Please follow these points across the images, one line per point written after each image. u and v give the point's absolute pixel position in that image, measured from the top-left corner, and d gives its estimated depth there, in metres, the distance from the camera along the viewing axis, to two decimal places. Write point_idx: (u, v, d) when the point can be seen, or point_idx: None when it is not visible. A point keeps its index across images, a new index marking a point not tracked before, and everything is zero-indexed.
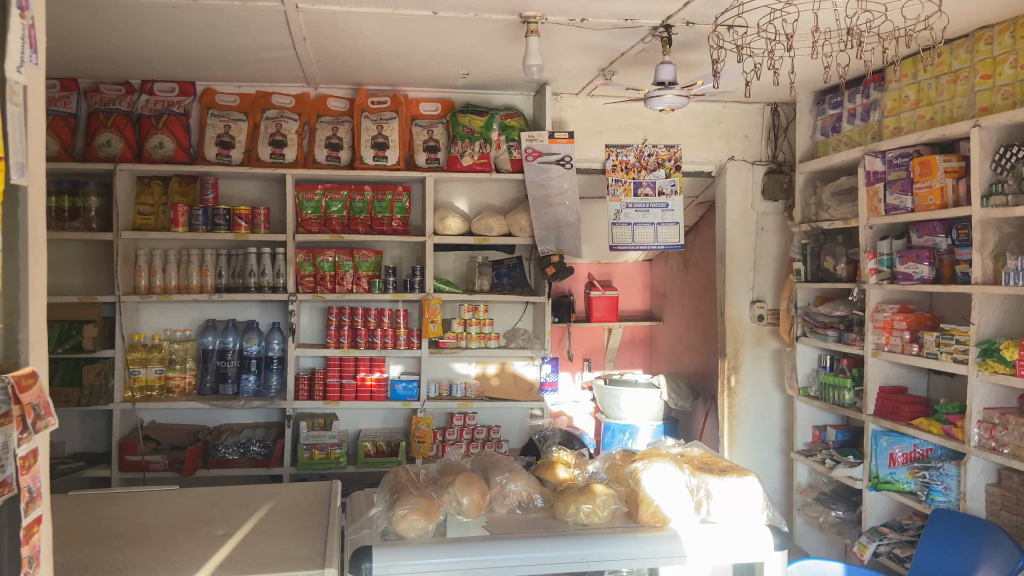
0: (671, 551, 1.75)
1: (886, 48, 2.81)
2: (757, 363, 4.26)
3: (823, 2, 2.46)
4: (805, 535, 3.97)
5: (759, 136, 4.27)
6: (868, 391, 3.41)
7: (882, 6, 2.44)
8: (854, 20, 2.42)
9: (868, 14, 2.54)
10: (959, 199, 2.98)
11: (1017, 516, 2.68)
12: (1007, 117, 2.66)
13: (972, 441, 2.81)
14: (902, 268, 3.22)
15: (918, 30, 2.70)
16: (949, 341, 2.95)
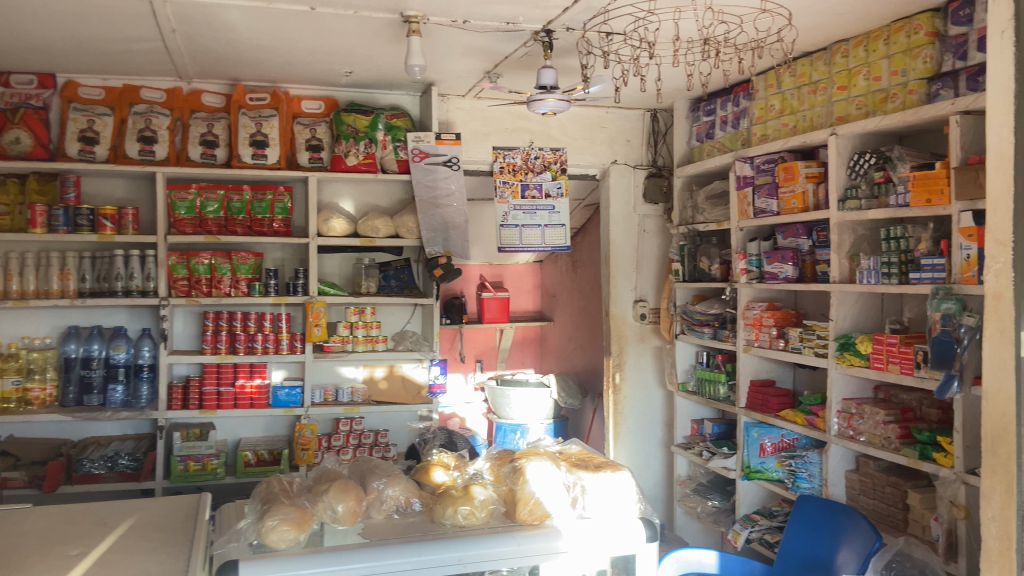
0: (546, 548, 1.78)
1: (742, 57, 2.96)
2: (640, 360, 4.39)
3: (683, 12, 2.56)
4: (685, 525, 4.13)
5: (640, 141, 4.41)
6: (741, 385, 3.58)
7: (737, 18, 2.58)
8: (711, 31, 2.54)
9: (725, 26, 2.68)
10: (819, 203, 3.18)
11: (874, 500, 2.87)
12: (861, 126, 2.86)
13: (832, 430, 3.00)
14: (768, 268, 3.43)
15: (770, 41, 2.87)
16: (811, 336, 3.14)
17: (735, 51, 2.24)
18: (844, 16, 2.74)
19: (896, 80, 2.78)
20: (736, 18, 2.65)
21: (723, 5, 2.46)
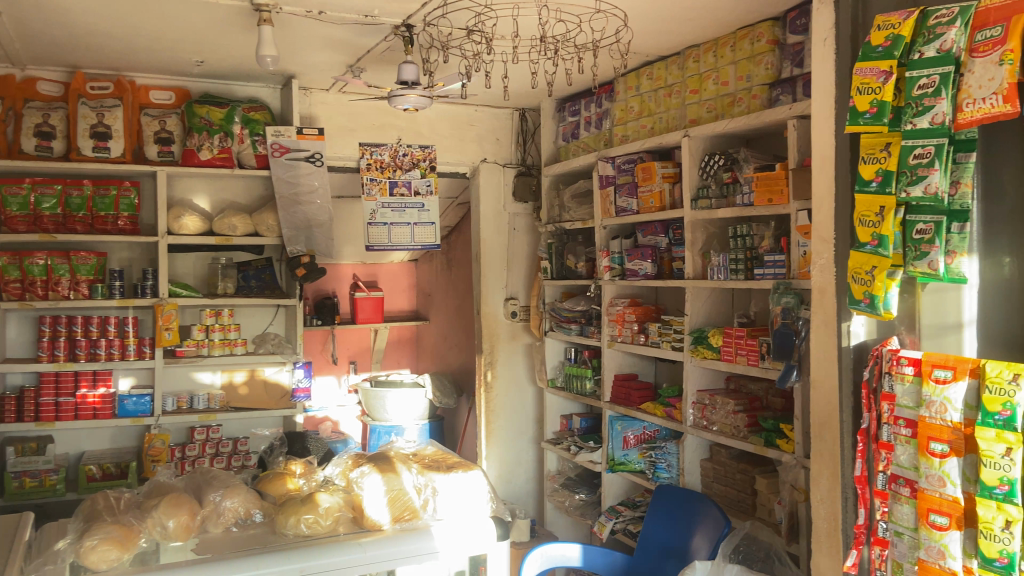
0: (418, 549, 1.76)
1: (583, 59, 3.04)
2: (511, 358, 4.41)
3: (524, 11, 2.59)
4: (555, 519, 4.19)
5: (509, 140, 4.42)
6: (605, 379, 3.67)
7: (575, 20, 2.64)
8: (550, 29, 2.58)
9: (564, 26, 2.73)
10: (675, 202, 3.29)
11: (726, 487, 3.00)
12: (711, 128, 2.98)
13: (688, 421, 3.11)
14: (629, 265, 3.53)
15: (608, 44, 2.95)
16: (668, 331, 3.26)
17: (577, 51, 2.27)
18: (693, 22, 2.84)
19: (742, 85, 2.92)
20: (576, 19, 2.71)
21: (561, 5, 2.51)
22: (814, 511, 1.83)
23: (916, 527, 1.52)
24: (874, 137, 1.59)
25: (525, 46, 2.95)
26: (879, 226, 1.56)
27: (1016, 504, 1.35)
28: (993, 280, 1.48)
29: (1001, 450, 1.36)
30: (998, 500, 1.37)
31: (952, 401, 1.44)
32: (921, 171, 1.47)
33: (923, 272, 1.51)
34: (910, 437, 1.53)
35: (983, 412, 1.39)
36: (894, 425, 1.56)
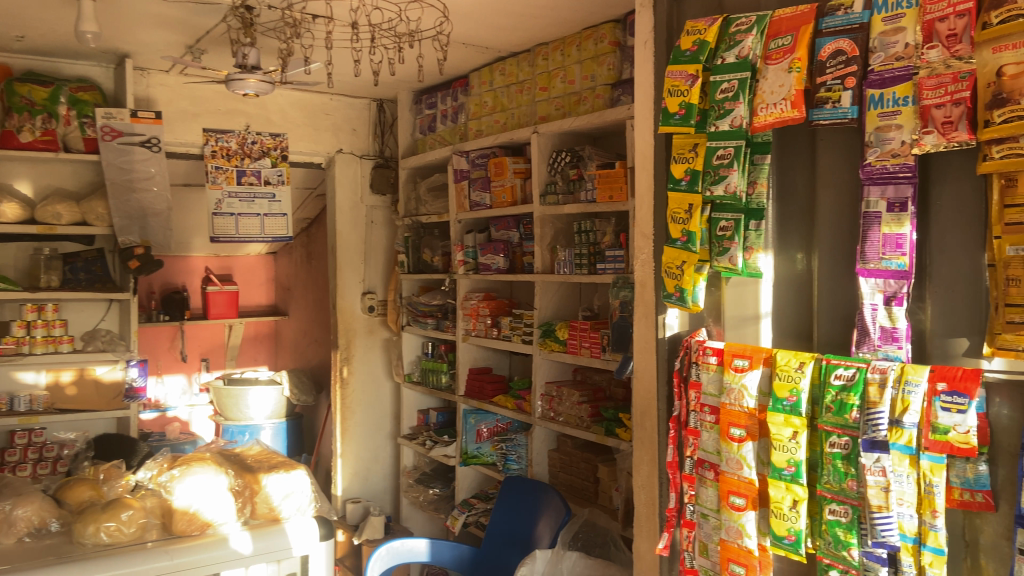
0: (276, 545, 1.80)
1: (401, 49, 3.01)
2: (368, 353, 4.33)
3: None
4: (410, 515, 4.19)
5: (366, 131, 4.33)
6: (460, 373, 3.68)
7: (394, 8, 2.61)
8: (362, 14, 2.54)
9: (381, 14, 2.70)
10: (526, 197, 3.33)
11: (571, 476, 3.07)
12: (557, 125, 3.03)
13: (537, 412, 3.16)
14: (483, 259, 3.55)
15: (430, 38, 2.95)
16: (519, 324, 3.30)
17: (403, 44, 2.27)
18: (539, 20, 2.88)
19: (587, 84, 2.98)
20: (393, 9, 2.69)
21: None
22: (636, 496, 1.90)
23: (718, 508, 1.60)
24: (685, 137, 1.66)
25: (364, 34, 2.89)
26: (688, 222, 1.63)
27: (802, 485, 1.44)
28: (787, 274, 1.58)
29: (788, 434, 1.45)
30: (787, 481, 1.46)
31: (749, 388, 1.53)
32: (723, 171, 1.55)
33: (725, 267, 1.59)
34: (714, 423, 1.61)
35: (774, 398, 1.47)
36: (700, 412, 1.64)
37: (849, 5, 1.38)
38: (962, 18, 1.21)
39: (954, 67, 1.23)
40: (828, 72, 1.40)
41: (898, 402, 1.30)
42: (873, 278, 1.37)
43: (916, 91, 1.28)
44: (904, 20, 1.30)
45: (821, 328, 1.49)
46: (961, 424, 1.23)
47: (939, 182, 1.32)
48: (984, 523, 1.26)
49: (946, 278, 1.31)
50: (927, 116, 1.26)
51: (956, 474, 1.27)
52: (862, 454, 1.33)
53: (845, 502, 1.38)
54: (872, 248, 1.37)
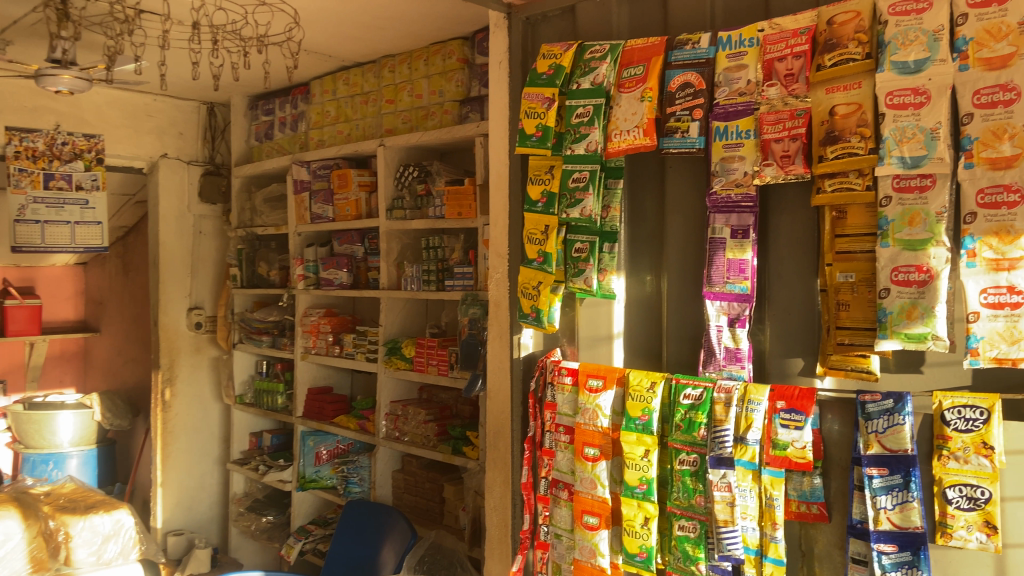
0: None
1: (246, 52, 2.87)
2: (193, 373, 4.02)
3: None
4: (240, 545, 3.94)
5: (195, 135, 4.03)
6: (298, 394, 3.50)
7: (241, 8, 2.50)
8: (208, 15, 2.40)
9: (226, 15, 2.57)
10: (371, 211, 3.24)
11: (416, 497, 3.00)
12: (404, 139, 2.97)
13: (381, 433, 3.06)
14: (324, 274, 3.42)
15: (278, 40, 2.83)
16: (363, 341, 3.19)
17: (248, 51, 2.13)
18: (387, 32, 2.81)
19: (435, 99, 2.95)
20: (238, 10, 2.55)
21: None
22: (487, 518, 1.88)
23: (572, 528, 1.61)
24: (541, 159, 1.67)
25: (207, 37, 2.72)
26: (544, 243, 1.64)
27: (653, 502, 1.47)
28: (637, 295, 1.62)
29: (641, 453, 1.48)
30: (638, 498, 1.49)
31: (602, 408, 1.55)
32: (579, 194, 1.57)
33: (579, 288, 1.61)
34: (568, 443, 1.62)
35: (627, 417, 1.50)
36: (555, 432, 1.65)
37: (696, 40, 1.44)
38: (799, 58, 1.30)
39: (791, 104, 1.32)
40: (678, 103, 1.45)
41: (742, 420, 1.37)
42: (718, 301, 1.43)
43: (756, 125, 1.36)
44: (746, 58, 1.37)
45: (670, 348, 1.54)
46: (798, 439, 1.31)
47: (777, 212, 1.41)
48: (817, 532, 1.35)
49: (783, 302, 1.40)
50: (768, 150, 1.34)
51: (794, 487, 1.35)
52: (710, 471, 1.38)
53: (693, 517, 1.43)
54: (717, 272, 1.43)
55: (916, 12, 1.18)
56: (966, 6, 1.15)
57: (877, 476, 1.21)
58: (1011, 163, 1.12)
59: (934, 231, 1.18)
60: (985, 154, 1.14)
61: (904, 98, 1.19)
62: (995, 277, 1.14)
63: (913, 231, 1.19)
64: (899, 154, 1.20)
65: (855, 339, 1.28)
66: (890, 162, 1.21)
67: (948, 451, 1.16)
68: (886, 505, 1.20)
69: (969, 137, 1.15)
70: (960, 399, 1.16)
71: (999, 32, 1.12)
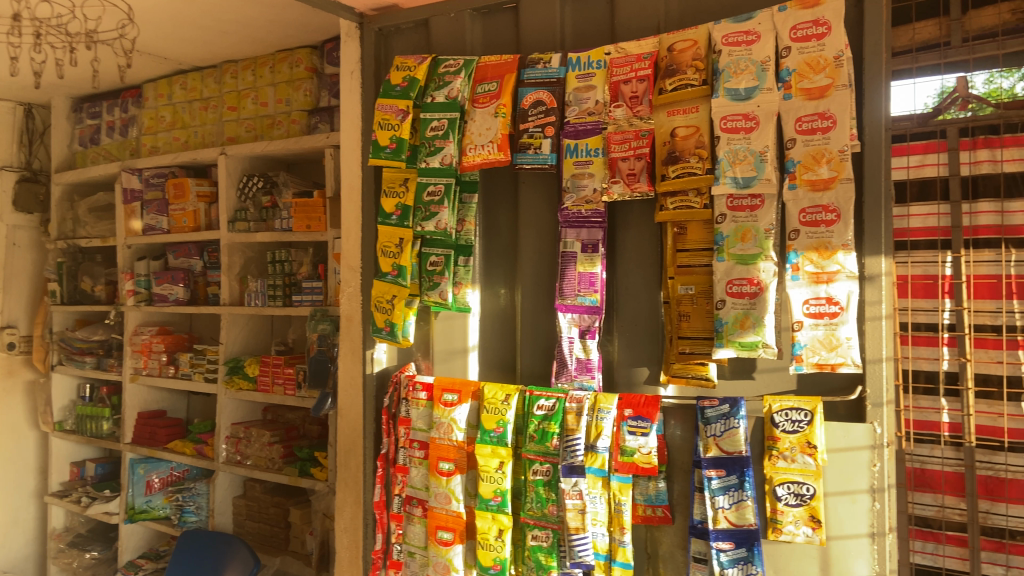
0: None
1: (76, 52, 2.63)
2: (3, 399, 3.61)
3: None
4: None
5: (8, 137, 3.65)
6: (126, 419, 3.23)
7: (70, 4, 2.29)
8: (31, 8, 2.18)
9: (51, 10, 2.34)
10: (210, 223, 3.07)
11: (259, 523, 2.84)
12: (248, 149, 2.84)
13: (220, 457, 2.88)
14: (157, 290, 3.19)
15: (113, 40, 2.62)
16: (201, 360, 3.00)
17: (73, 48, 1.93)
18: (231, 37, 2.69)
19: (281, 108, 2.84)
20: (65, 6, 2.33)
21: None
22: (338, 540, 1.82)
23: (426, 545, 1.58)
24: (394, 172, 1.66)
25: (31, 33, 2.46)
26: (398, 256, 1.62)
27: (507, 514, 1.47)
28: (492, 308, 1.62)
29: (496, 465, 1.48)
30: (493, 511, 1.48)
31: (457, 421, 1.54)
32: (433, 208, 1.56)
33: (434, 301, 1.59)
34: (422, 458, 1.60)
35: (482, 430, 1.50)
36: (409, 448, 1.62)
37: (547, 60, 1.48)
38: (642, 83, 1.38)
39: (636, 125, 1.39)
40: (530, 120, 1.48)
41: (592, 428, 1.40)
42: (570, 313, 1.47)
43: (604, 144, 1.42)
44: (594, 79, 1.43)
45: (523, 360, 1.56)
46: (644, 445, 1.36)
47: (624, 227, 1.47)
48: (662, 535, 1.41)
49: (630, 314, 1.46)
50: (615, 168, 1.40)
51: (641, 492, 1.40)
52: (562, 479, 1.40)
53: (546, 527, 1.44)
54: (568, 285, 1.46)
55: (746, 43, 1.28)
56: (788, 40, 1.26)
57: (715, 477, 1.28)
58: (828, 185, 1.23)
59: (763, 247, 1.27)
60: (807, 176, 1.25)
61: (736, 123, 1.28)
62: (815, 289, 1.24)
63: (745, 246, 1.28)
64: (733, 175, 1.29)
65: (695, 348, 1.35)
66: (726, 182, 1.29)
67: (778, 451, 1.25)
68: (723, 505, 1.27)
69: (793, 160, 1.26)
70: (787, 402, 1.25)
71: (817, 65, 1.23)
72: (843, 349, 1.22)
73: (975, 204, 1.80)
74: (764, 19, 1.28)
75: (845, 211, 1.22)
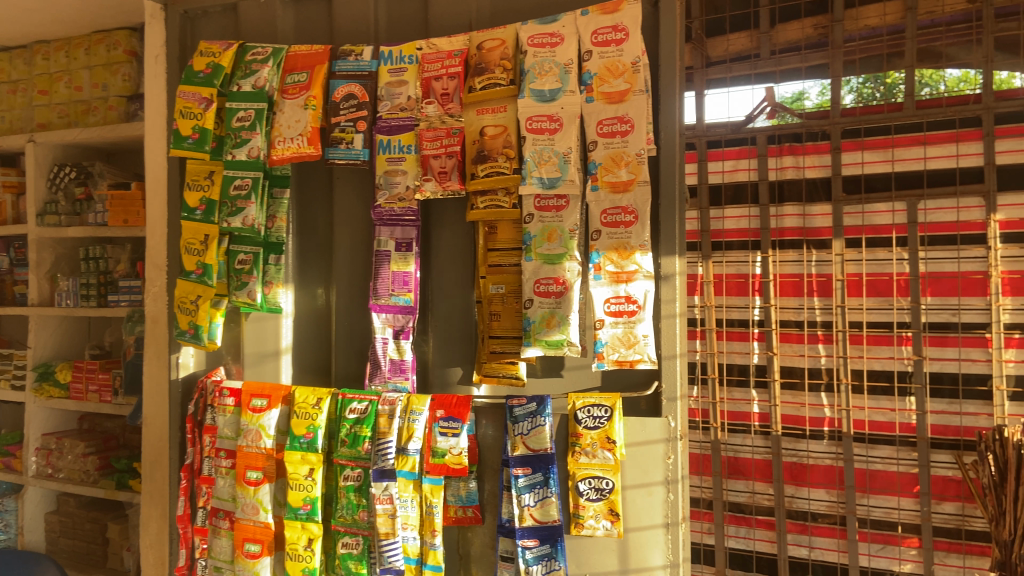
0: None
1: None
2: None
3: None
4: None
5: None
6: None
7: None
8: None
9: None
10: (18, 216, 2.79)
11: (73, 540, 2.62)
12: (60, 136, 2.60)
13: (29, 471, 2.63)
14: None
15: None
16: (7, 367, 2.73)
17: None
18: (37, 15, 2.45)
19: (97, 94, 2.61)
20: None
21: None
22: (142, 557, 1.71)
23: (233, 559, 1.51)
24: (199, 164, 1.56)
25: None
26: (203, 254, 1.53)
27: (317, 522, 1.42)
28: (307, 309, 1.55)
29: (305, 472, 1.42)
30: (302, 520, 1.42)
31: (266, 428, 1.46)
32: (240, 203, 1.49)
33: (243, 302, 1.51)
34: (230, 467, 1.51)
35: (291, 436, 1.43)
36: (215, 458, 1.54)
37: (359, 52, 1.43)
38: (453, 79, 1.36)
39: (447, 123, 1.37)
40: (341, 113, 1.43)
41: (404, 430, 1.37)
42: (384, 312, 1.42)
43: (417, 141, 1.39)
44: (406, 74, 1.40)
45: (338, 363, 1.51)
46: (455, 446, 1.34)
47: (438, 226, 1.45)
48: (473, 535, 1.41)
49: (443, 313, 1.44)
50: (426, 165, 1.38)
51: (452, 493, 1.38)
52: (372, 484, 1.36)
53: (356, 533, 1.40)
54: (382, 284, 1.42)
55: (551, 45, 1.29)
56: (590, 44, 1.28)
57: (522, 475, 1.29)
58: (627, 187, 1.26)
59: (567, 247, 1.29)
60: (607, 178, 1.28)
61: (541, 124, 1.29)
62: (616, 288, 1.28)
63: (551, 246, 1.30)
64: (539, 175, 1.30)
65: (506, 346, 1.36)
66: (532, 182, 1.30)
67: (580, 448, 1.27)
68: (529, 502, 1.28)
69: (594, 162, 1.28)
70: (590, 399, 1.28)
71: (616, 70, 1.27)
72: (641, 346, 1.26)
73: (781, 208, 1.82)
74: (568, 22, 1.30)
75: (642, 212, 1.26)
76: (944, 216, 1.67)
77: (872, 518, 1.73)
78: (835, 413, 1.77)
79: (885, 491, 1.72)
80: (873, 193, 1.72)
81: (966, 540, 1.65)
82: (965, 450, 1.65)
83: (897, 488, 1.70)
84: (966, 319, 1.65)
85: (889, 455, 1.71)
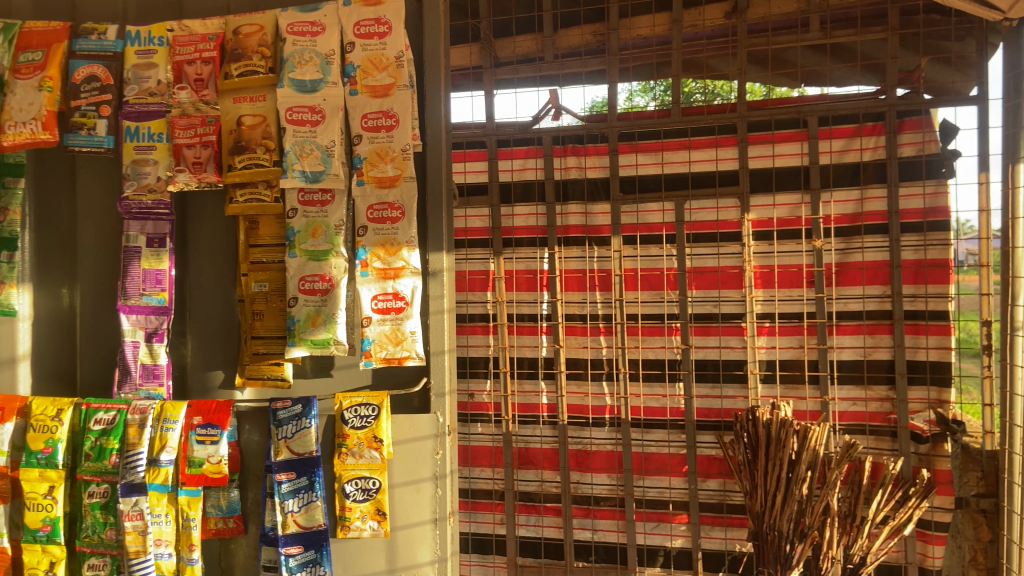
0: None
1: None
2: None
3: None
4: None
5: None
6: None
7: None
8: None
9: None
10: None
11: None
12: None
13: None
14: None
15: None
16: None
17: None
18: None
19: None
20: None
21: None
22: None
23: None
24: None
25: None
26: None
27: (59, 545, 1.28)
28: (48, 312, 1.40)
29: (45, 490, 1.28)
30: (43, 543, 1.28)
31: None
32: None
33: None
34: None
35: (26, 452, 1.28)
36: None
37: (101, 31, 1.30)
38: (207, 65, 1.28)
39: (203, 111, 1.29)
40: (82, 97, 1.29)
41: (156, 440, 1.27)
42: (133, 314, 1.31)
43: (169, 128, 1.30)
44: (156, 57, 1.29)
45: (82, 368, 1.40)
46: (214, 454, 1.27)
47: (196, 221, 1.36)
48: (237, 546, 1.35)
49: (202, 312, 1.36)
50: (179, 154, 1.29)
51: (212, 504, 1.31)
52: (120, 500, 1.25)
53: (104, 554, 1.28)
54: (131, 283, 1.31)
55: (311, 34, 1.25)
56: (352, 36, 1.25)
57: (286, 481, 1.24)
58: (393, 182, 1.25)
59: (334, 243, 1.25)
60: (373, 172, 1.25)
61: (301, 115, 1.25)
62: (383, 285, 1.26)
63: (315, 242, 1.26)
64: (301, 168, 1.25)
65: (269, 347, 1.30)
66: (294, 176, 1.25)
67: (347, 448, 1.25)
68: (293, 508, 1.24)
69: (360, 156, 1.26)
70: (357, 399, 1.25)
71: (380, 63, 1.25)
72: (408, 343, 1.25)
73: (566, 206, 1.88)
74: (330, 12, 1.26)
75: (408, 209, 1.25)
76: (706, 215, 1.79)
77: (646, 498, 1.83)
78: (615, 401, 1.85)
79: (658, 471, 1.83)
80: (647, 193, 1.83)
81: (727, 513, 1.78)
82: (724, 430, 1.79)
83: (668, 468, 1.82)
84: (725, 310, 1.79)
85: (661, 438, 1.82)
